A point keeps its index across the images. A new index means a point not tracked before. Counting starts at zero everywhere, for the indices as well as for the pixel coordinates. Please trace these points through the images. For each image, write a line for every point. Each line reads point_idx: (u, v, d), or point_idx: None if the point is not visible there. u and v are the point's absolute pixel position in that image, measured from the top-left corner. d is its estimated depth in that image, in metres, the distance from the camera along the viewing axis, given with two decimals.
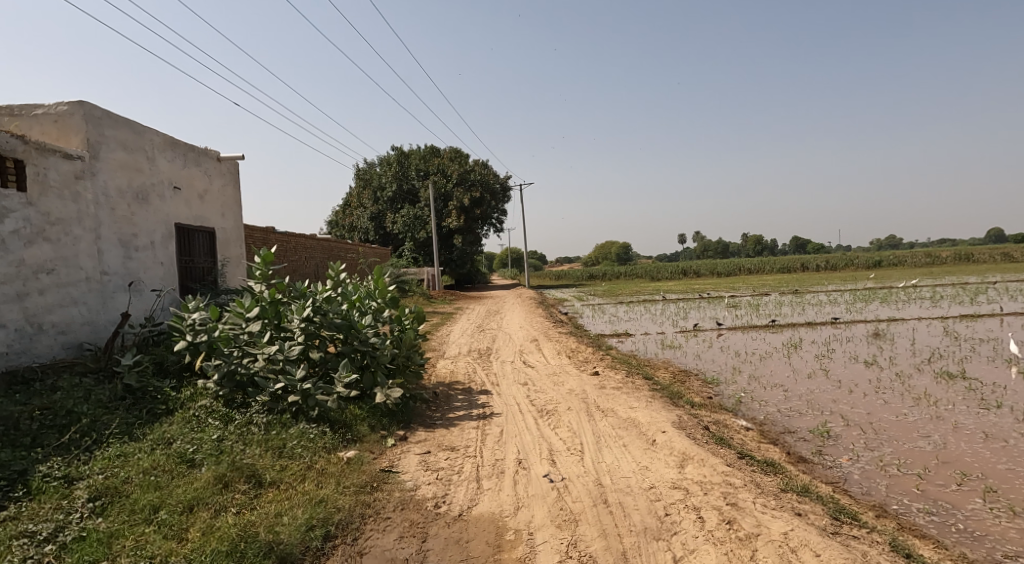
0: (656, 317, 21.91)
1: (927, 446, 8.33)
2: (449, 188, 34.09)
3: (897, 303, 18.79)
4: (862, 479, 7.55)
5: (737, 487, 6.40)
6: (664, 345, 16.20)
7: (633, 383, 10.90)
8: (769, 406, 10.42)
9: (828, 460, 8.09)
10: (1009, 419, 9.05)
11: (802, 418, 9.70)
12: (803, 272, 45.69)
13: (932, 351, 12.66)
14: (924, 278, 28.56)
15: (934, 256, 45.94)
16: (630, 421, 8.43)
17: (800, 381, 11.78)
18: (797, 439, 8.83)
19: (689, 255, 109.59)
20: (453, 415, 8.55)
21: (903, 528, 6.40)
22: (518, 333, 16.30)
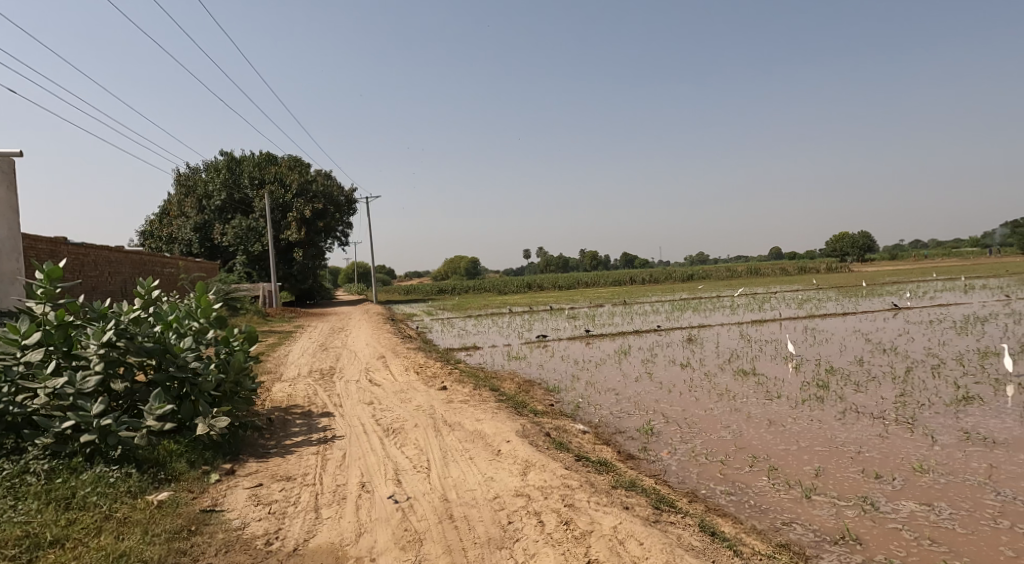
0: (502, 329, 22.94)
1: (727, 436, 9.81)
2: (288, 200, 32.91)
3: (706, 311, 21.42)
4: (679, 470, 8.74)
5: (574, 488, 7.24)
6: (510, 356, 17.16)
7: (481, 395, 11.58)
8: (603, 409, 11.57)
9: (651, 455, 9.25)
10: (787, 406, 10.89)
11: (630, 418, 10.93)
12: (632, 285, 49.73)
13: (732, 352, 14.72)
14: (728, 289, 32.57)
15: (734, 271, 52.07)
16: (477, 433, 9.06)
17: (629, 385, 13.16)
18: (626, 438, 9.98)
19: (533, 269, 114.27)
20: (290, 442, 8.62)
21: (709, 510, 7.54)
22: (363, 351, 16.36)
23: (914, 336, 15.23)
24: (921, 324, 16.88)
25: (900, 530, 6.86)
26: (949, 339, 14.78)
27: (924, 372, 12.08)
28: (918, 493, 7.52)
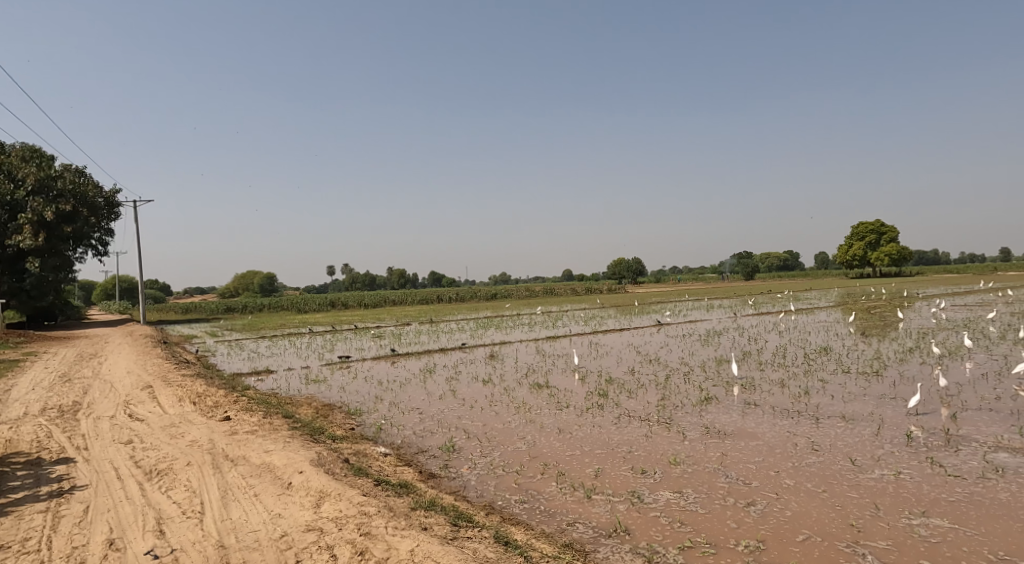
0: (298, 351, 22.06)
1: (523, 446, 10.56)
2: (18, 197, 28.54)
3: (507, 329, 22.73)
4: (478, 484, 9.21)
5: (372, 515, 7.45)
6: (308, 379, 16.65)
7: (271, 424, 11.15)
8: (405, 430, 11.79)
9: (452, 472, 9.63)
10: (574, 414, 12.00)
11: (432, 437, 11.27)
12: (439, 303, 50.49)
13: (529, 367, 15.85)
14: (528, 307, 34.69)
15: (534, 291, 55.25)
16: (265, 466, 8.87)
17: (432, 403, 13.54)
18: (428, 457, 10.27)
19: (338, 286, 110.76)
20: (12, 501, 7.83)
21: (504, 519, 8.08)
22: (123, 382, 14.71)
23: (671, 347, 17.71)
24: (677, 337, 19.64)
25: (658, 517, 8.00)
26: (696, 349, 17.47)
27: (680, 378, 14.14)
28: (671, 483, 8.81)
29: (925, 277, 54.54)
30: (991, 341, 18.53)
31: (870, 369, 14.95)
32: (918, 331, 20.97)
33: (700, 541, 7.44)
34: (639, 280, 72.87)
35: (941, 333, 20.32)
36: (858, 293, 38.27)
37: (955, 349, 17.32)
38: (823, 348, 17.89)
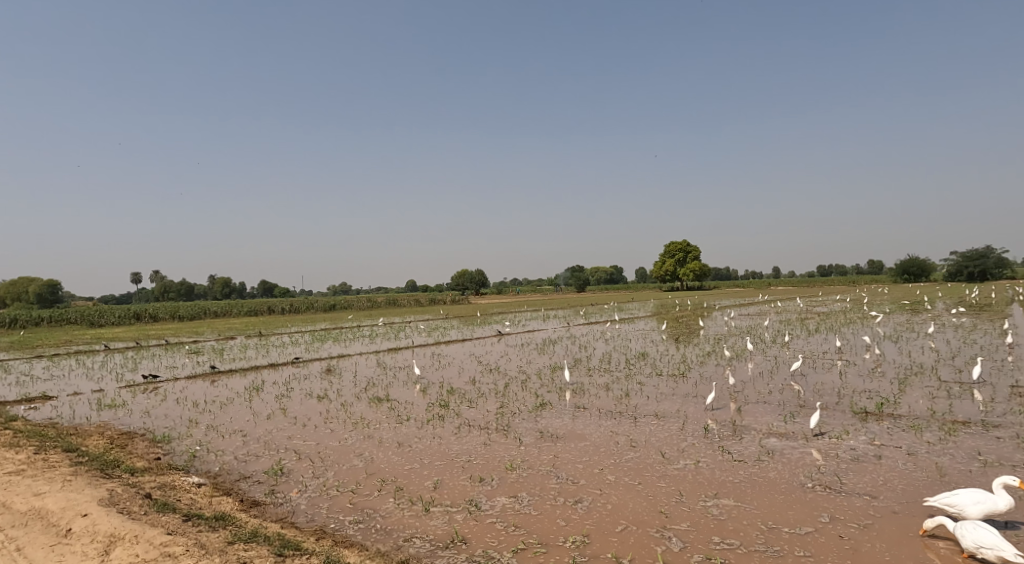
0: (90, 373, 19.56)
1: (360, 463, 10.20)
2: None
3: (345, 341, 22.21)
4: (308, 507, 8.81)
5: (178, 555, 7.12)
6: (101, 406, 14.78)
7: (50, 461, 9.77)
8: (225, 455, 10.74)
9: (279, 497, 9.09)
10: (414, 427, 11.88)
11: (257, 461, 10.41)
12: (270, 315, 47.61)
13: (368, 381, 15.55)
14: (365, 319, 34.00)
15: (373, 302, 54.05)
16: (37, 512, 8.13)
17: (258, 424, 12.48)
18: (251, 484, 9.53)
19: (149, 296, 100.16)
20: None
21: (336, 543, 7.86)
22: None
23: (509, 356, 18.39)
24: (516, 346, 20.41)
25: (494, 523, 8.27)
26: (533, 357, 18.34)
27: (518, 385, 14.79)
28: (508, 488, 9.18)
29: (720, 291, 61.13)
30: (768, 344, 21.69)
31: (678, 371, 16.95)
32: (715, 337, 23.90)
33: (532, 542, 7.82)
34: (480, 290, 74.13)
35: (733, 339, 23.33)
36: (669, 304, 42.24)
37: (741, 352, 19.99)
38: (640, 353, 19.71)
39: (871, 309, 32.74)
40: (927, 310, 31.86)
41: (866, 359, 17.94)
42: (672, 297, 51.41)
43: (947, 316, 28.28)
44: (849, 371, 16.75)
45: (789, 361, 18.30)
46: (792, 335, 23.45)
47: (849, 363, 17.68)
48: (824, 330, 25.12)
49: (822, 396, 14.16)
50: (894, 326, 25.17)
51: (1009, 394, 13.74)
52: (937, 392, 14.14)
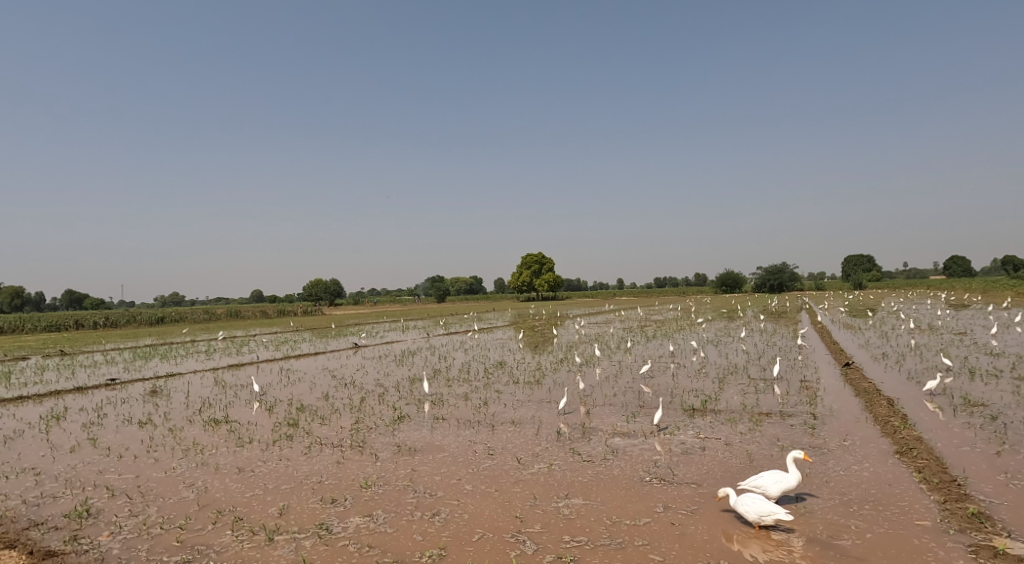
0: None
1: (190, 495, 9.23)
2: None
3: (175, 359, 20.24)
4: (123, 552, 7.84)
5: None
6: None
7: None
8: (11, 500, 9.25)
9: (84, 544, 7.99)
10: (257, 451, 10.97)
11: (55, 504, 9.07)
12: (81, 330, 42.08)
13: (203, 402, 14.23)
14: (198, 334, 31.22)
15: (209, 313, 49.72)
16: None
17: (59, 459, 10.90)
18: (47, 532, 8.30)
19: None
20: None
21: None
22: None
23: (366, 369, 17.68)
24: (373, 359, 19.74)
25: (346, 545, 7.85)
26: (390, 370, 17.76)
27: (374, 399, 14.24)
28: (362, 508, 8.77)
29: (570, 301, 63.72)
30: (612, 350, 22.85)
31: (533, 379, 17.22)
32: (567, 344, 24.82)
33: None
34: (333, 300, 71.13)
35: (582, 345, 24.35)
36: (524, 313, 43.19)
37: (590, 358, 20.86)
38: (498, 362, 19.86)
39: (697, 317, 35.77)
40: (740, 317, 35.48)
41: (693, 361, 19.49)
42: (527, 307, 52.80)
43: (755, 322, 31.75)
44: (680, 372, 18.07)
45: (631, 365, 19.39)
46: (633, 341, 24.93)
47: (678, 365, 19.12)
48: (660, 336, 27.01)
49: (660, 396, 15.09)
50: (716, 332, 27.72)
51: (799, 387, 15.64)
52: (747, 388, 15.71)
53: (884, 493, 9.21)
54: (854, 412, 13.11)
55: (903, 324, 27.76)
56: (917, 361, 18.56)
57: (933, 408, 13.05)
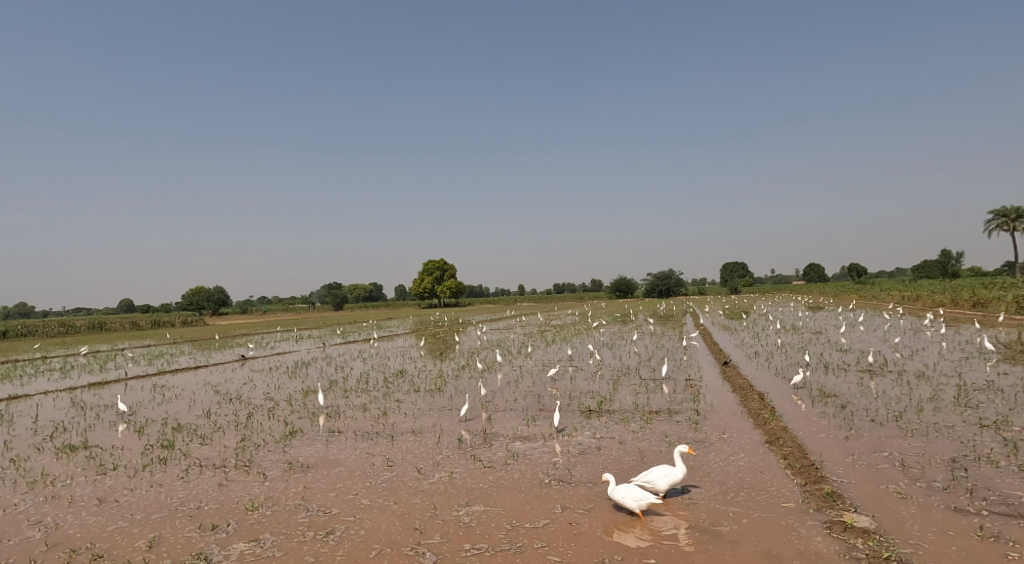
0: None
1: (37, 534, 8.26)
2: None
3: (23, 379, 18.17)
4: None
5: None
6: None
7: None
8: None
9: None
10: (123, 478, 9.99)
11: None
12: None
13: (56, 427, 12.83)
14: (54, 349, 28.23)
15: (67, 324, 45.05)
16: None
17: None
18: None
19: None
20: None
21: None
22: None
23: (255, 383, 16.65)
24: (262, 371, 18.66)
25: None
26: (282, 383, 16.80)
27: (263, 415, 13.43)
28: (247, 532, 8.26)
29: (473, 307, 63.69)
30: (512, 355, 22.93)
31: (434, 387, 16.90)
32: (469, 351, 24.63)
33: None
34: (215, 308, 66.90)
35: (484, 351, 24.28)
36: (426, 321, 42.56)
37: (492, 364, 20.80)
38: (398, 371, 19.34)
39: (593, 321, 36.71)
40: (633, 321, 36.75)
41: (589, 364, 19.89)
42: (428, 314, 52.20)
43: (645, 325, 33.00)
44: (577, 375, 18.38)
45: (532, 370, 19.48)
46: (533, 346, 25.13)
47: (575, 367, 19.45)
48: (558, 340, 27.45)
49: (558, 399, 15.25)
50: (611, 335, 28.53)
51: (685, 385, 16.33)
52: (638, 388, 16.23)
53: (756, 480, 9.73)
54: (731, 407, 13.86)
55: (772, 325, 29.84)
56: (785, 357, 20.00)
57: (797, 400, 14.05)
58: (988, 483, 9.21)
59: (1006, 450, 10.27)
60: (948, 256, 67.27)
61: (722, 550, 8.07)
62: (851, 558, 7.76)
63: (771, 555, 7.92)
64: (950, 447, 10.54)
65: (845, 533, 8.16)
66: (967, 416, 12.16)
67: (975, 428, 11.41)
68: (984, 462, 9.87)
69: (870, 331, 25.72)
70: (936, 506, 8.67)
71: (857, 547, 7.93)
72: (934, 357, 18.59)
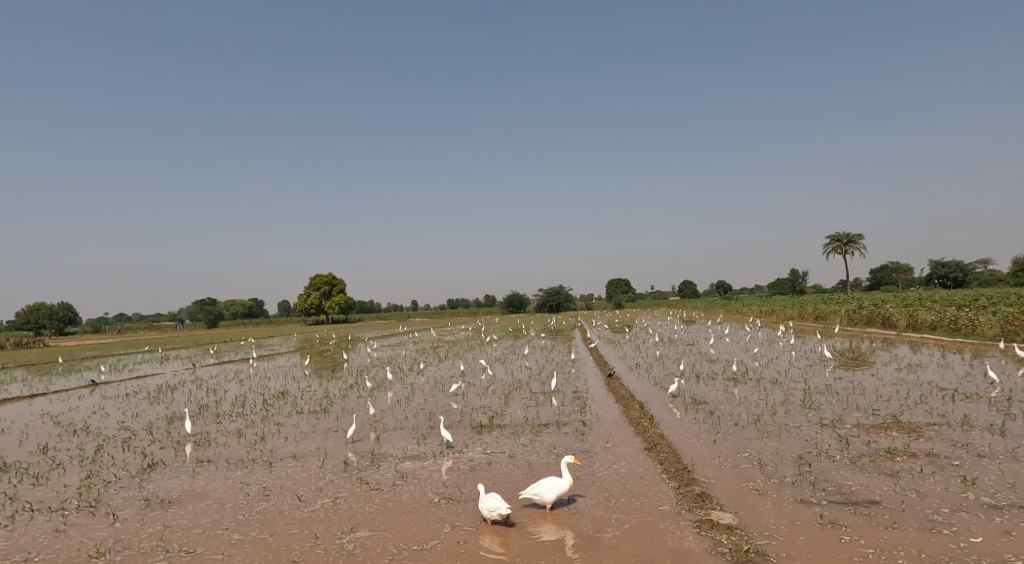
0: None
1: None
2: None
3: None
4: None
5: None
6: None
7: None
8: None
9: None
10: None
11: None
12: None
13: None
14: None
15: None
16: None
17: None
18: None
19: None
20: None
21: None
22: None
23: (107, 411, 14.94)
24: (117, 398, 16.87)
25: None
26: (141, 410, 15.19)
27: (116, 447, 12.06)
28: None
29: (362, 324, 61.75)
30: (404, 373, 22.29)
31: (319, 408, 15.99)
32: (356, 369, 23.63)
33: None
34: (65, 329, 60.52)
35: (373, 369, 23.45)
36: (310, 338, 40.67)
37: (381, 382, 20.04)
38: (279, 393, 18.12)
39: (485, 336, 36.52)
40: (523, 336, 36.92)
41: (480, 380, 19.64)
42: (314, 331, 49.84)
43: (535, 340, 33.33)
44: (468, 391, 18.13)
45: (423, 388, 18.90)
46: (424, 363, 24.60)
47: (466, 383, 19.11)
48: (451, 356, 27.08)
49: (448, 417, 14.87)
50: (502, 350, 28.47)
51: (572, 398, 16.49)
52: (528, 402, 16.20)
53: (636, 485, 9.90)
54: (615, 417, 14.12)
55: (650, 339, 31.04)
56: (661, 368, 20.80)
57: (672, 408, 14.56)
58: (825, 476, 9.86)
59: (841, 445, 11.09)
60: (792, 273, 73.83)
61: (604, 556, 8.07)
62: (717, 553, 7.96)
63: (646, 557, 8.01)
64: (797, 446, 11.26)
65: (712, 531, 8.41)
66: (811, 417, 13.11)
67: (817, 427, 12.29)
68: (824, 457, 10.60)
69: (734, 343, 27.40)
70: (787, 500, 9.14)
71: (722, 542, 8.16)
72: (784, 365, 20.04)
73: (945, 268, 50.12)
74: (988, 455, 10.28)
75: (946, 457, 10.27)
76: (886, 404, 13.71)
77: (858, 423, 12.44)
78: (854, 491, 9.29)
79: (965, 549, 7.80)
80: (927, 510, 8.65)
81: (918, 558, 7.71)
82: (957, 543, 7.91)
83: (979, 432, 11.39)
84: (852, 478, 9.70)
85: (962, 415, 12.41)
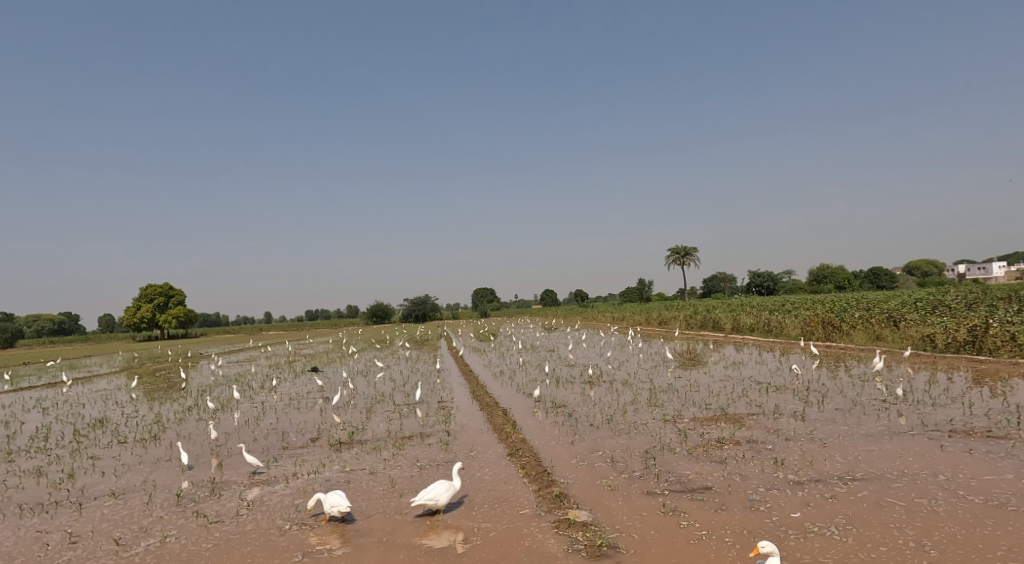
0: None
1: None
2: None
3: None
4: None
5: None
6: None
7: None
8: None
9: None
10: None
11: None
12: None
13: None
14: None
15: None
16: None
17: None
18: None
19: None
20: None
21: None
22: None
23: None
24: None
25: None
26: None
27: None
28: None
29: (209, 339, 57.01)
30: (254, 390, 20.75)
31: (146, 436, 14.39)
32: (197, 389, 21.65)
33: None
34: None
35: (217, 388, 21.63)
36: (144, 356, 36.85)
37: (226, 402, 18.49)
38: (96, 421, 16.07)
39: (344, 349, 35.17)
40: (384, 347, 35.93)
41: (340, 393, 18.76)
42: (149, 347, 45.20)
43: (399, 351, 32.59)
44: (326, 406, 17.22)
45: (275, 406, 17.66)
46: (278, 378, 23.11)
47: (325, 399, 18.14)
48: (308, 370, 25.71)
49: (303, 435, 13.99)
50: (363, 362, 27.49)
51: (436, 408, 16.22)
52: (391, 415, 15.68)
53: (499, 492, 9.85)
54: (479, 425, 14.07)
55: (512, 346, 31.50)
56: (524, 375, 21.10)
57: (534, 413, 14.75)
58: (667, 467, 10.42)
59: (680, 439, 11.79)
60: (639, 282, 78.27)
61: None
62: (573, 551, 8.07)
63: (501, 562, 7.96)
64: (644, 441, 11.82)
65: (569, 530, 8.54)
66: (655, 414, 13.85)
67: (661, 423, 12.99)
68: (666, 450, 11.21)
69: (592, 347, 28.56)
70: (635, 494, 9.51)
71: (578, 540, 8.30)
72: (634, 367, 21.11)
73: (761, 276, 55.71)
74: (793, 437, 11.41)
75: (761, 442, 11.25)
76: (717, 399, 14.84)
77: (694, 417, 13.32)
78: (691, 479, 9.88)
79: (777, 522, 8.52)
80: (747, 491, 9.39)
81: (741, 535, 8.30)
82: (770, 517, 8.65)
83: (786, 418, 12.64)
84: (689, 468, 10.33)
85: (774, 405, 13.73)
